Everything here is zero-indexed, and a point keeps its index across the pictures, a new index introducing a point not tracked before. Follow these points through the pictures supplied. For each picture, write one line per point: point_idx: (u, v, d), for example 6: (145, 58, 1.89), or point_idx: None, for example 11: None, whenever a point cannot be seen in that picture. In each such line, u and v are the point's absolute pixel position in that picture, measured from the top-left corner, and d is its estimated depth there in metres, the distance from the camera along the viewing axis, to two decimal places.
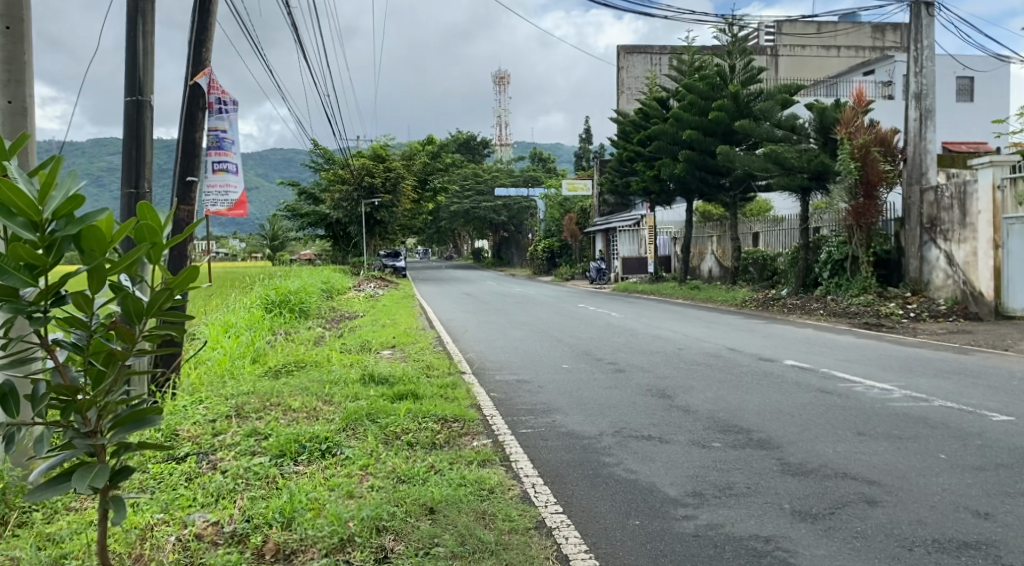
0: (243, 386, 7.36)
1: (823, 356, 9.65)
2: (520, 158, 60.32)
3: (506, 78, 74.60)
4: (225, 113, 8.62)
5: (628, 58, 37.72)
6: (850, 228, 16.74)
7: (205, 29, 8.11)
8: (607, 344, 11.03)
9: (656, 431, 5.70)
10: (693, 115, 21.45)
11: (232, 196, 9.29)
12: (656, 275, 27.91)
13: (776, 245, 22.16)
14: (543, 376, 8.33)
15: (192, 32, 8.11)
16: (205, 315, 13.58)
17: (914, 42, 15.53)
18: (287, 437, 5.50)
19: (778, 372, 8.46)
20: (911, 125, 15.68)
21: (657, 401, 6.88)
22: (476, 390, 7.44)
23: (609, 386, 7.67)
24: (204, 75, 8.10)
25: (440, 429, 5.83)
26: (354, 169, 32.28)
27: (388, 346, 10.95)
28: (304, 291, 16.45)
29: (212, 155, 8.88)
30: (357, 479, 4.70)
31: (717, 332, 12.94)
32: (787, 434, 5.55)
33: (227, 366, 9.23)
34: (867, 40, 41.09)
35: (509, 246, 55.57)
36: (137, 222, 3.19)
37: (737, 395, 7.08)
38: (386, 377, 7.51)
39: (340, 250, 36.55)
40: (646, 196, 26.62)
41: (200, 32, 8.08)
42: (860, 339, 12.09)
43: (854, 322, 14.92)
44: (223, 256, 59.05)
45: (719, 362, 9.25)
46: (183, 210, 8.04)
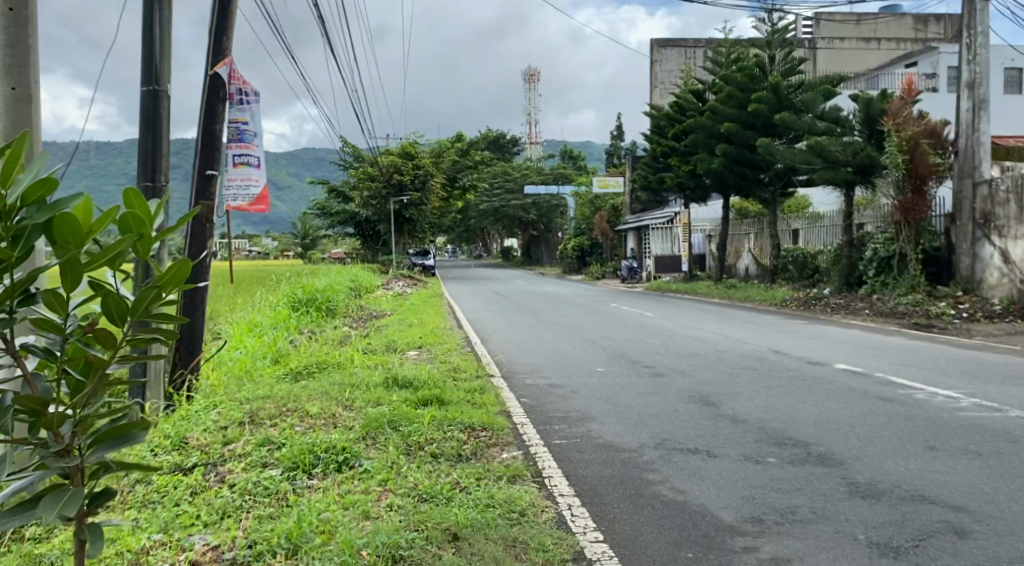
0: (261, 390, 6.95)
1: (876, 360, 9.08)
2: (550, 156, 59.84)
3: (537, 77, 74.06)
4: (246, 105, 8.22)
5: (661, 52, 37.07)
6: (897, 224, 16.03)
7: (226, 17, 7.71)
8: (643, 346, 10.52)
9: (702, 444, 5.22)
10: (731, 107, 20.86)
11: (254, 193, 8.64)
12: (691, 274, 27.30)
13: (819, 243, 21.45)
14: (577, 380, 7.86)
15: (213, 20, 7.72)
16: (231, 313, 13.31)
17: (967, 28, 14.82)
18: (301, 446, 5.06)
19: (830, 377, 7.92)
20: (963, 116, 14.97)
21: (700, 409, 6.39)
22: (506, 395, 6.99)
23: (648, 392, 7.18)
24: (225, 65, 7.69)
25: (466, 439, 5.36)
26: (384, 167, 32.08)
27: (415, 347, 10.54)
28: (332, 289, 16.17)
29: (233, 149, 8.45)
30: (375, 497, 4.24)
31: (759, 333, 12.36)
32: (849, 448, 5.04)
33: (247, 367, 8.87)
34: (909, 32, 39.94)
35: (539, 245, 55.11)
36: (122, 209, 2.77)
37: (788, 403, 6.56)
38: (410, 381, 7.06)
39: (371, 248, 36.38)
40: (681, 192, 26.00)
41: (220, 20, 7.69)
42: (910, 341, 11.46)
43: (902, 323, 14.26)
44: (256, 255, 59.40)
45: (765, 365, 8.71)
46: (204, 206, 7.71)
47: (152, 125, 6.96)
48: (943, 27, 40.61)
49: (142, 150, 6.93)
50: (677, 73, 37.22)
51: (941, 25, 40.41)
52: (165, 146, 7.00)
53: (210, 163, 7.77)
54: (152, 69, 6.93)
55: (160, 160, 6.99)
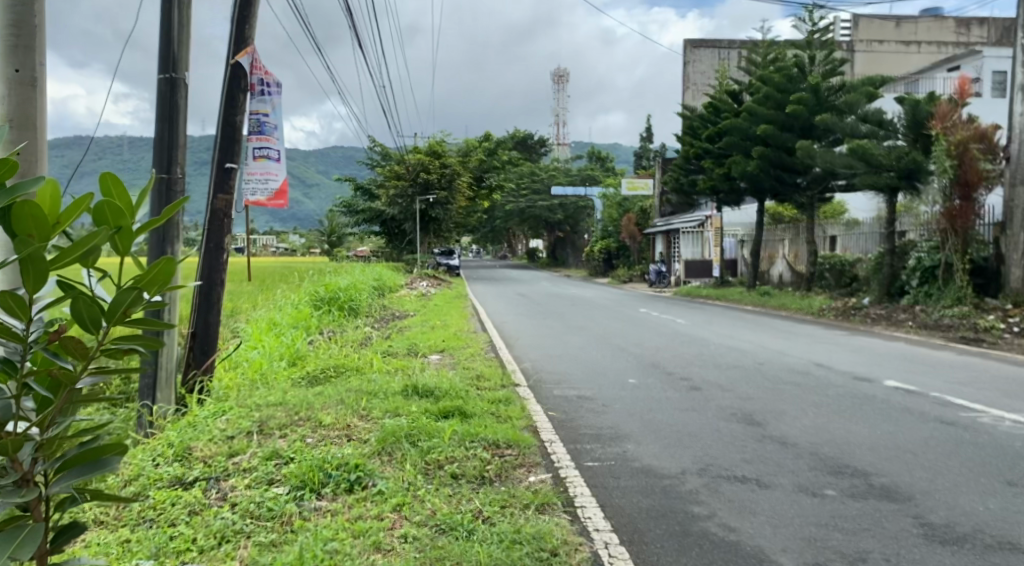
0: (273, 396, 6.55)
1: (928, 376, 8.52)
2: (578, 157, 59.26)
3: (566, 78, 73.45)
4: (267, 96, 7.84)
5: (694, 53, 36.39)
6: (943, 232, 15.26)
7: (249, 4, 7.32)
8: (677, 355, 10.02)
9: (751, 471, 4.74)
10: (769, 108, 20.23)
11: (273, 187, 8.17)
12: (722, 280, 26.70)
13: (858, 250, 20.76)
14: (608, 392, 7.39)
15: (235, 7, 7.32)
16: (251, 311, 12.98)
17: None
18: (310, 461, 4.64)
19: (882, 395, 7.36)
20: (1017, 120, 14.39)
21: (744, 429, 5.90)
22: (532, 407, 6.52)
23: (686, 407, 6.70)
24: (246, 54, 7.32)
25: (490, 459, 4.90)
26: (411, 165, 31.76)
27: (437, 350, 10.11)
28: (355, 288, 15.79)
29: (252, 141, 8.02)
30: (389, 526, 3.80)
31: (798, 344, 11.78)
32: (916, 480, 4.53)
33: (262, 369, 8.48)
34: (950, 36, 38.84)
35: (565, 247, 54.58)
36: (98, 198, 2.33)
37: (840, 424, 6.05)
38: (431, 389, 6.61)
39: (396, 247, 36.09)
40: (714, 195, 25.37)
41: (244, 6, 7.30)
42: (960, 356, 10.85)
43: (948, 336, 13.64)
44: (284, 251, 59.50)
45: (809, 381, 8.19)
46: (220, 200, 7.35)
47: (169, 114, 6.60)
48: (986, 30, 39.53)
49: (158, 141, 6.59)
50: (710, 75, 36.53)
51: (984, 29, 39.26)
52: (181, 137, 6.65)
53: (230, 156, 7.40)
54: (170, 56, 6.54)
55: (177, 152, 6.64)
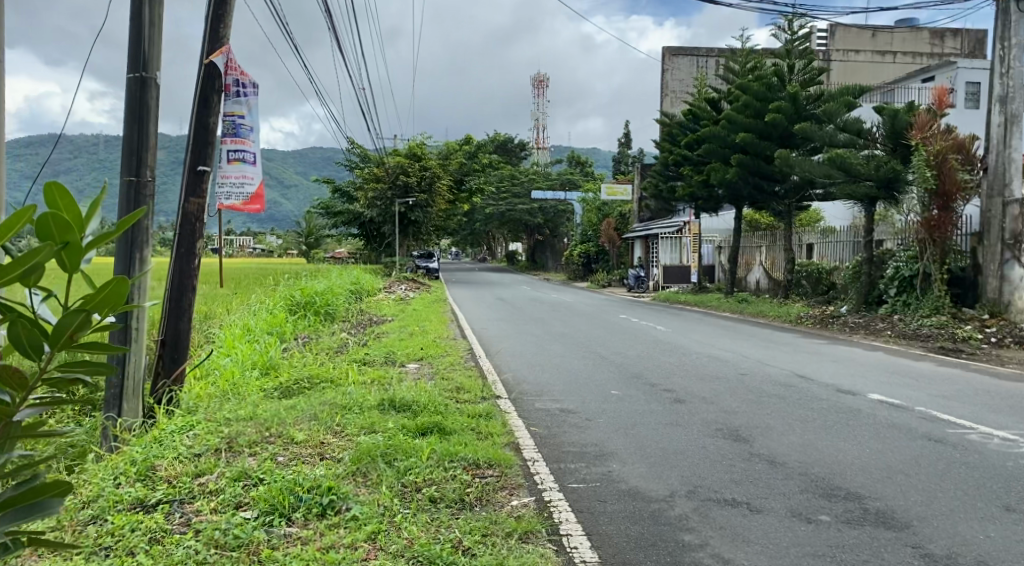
0: (241, 409, 6.29)
1: (912, 389, 8.42)
2: (558, 162, 59.18)
3: (546, 82, 73.39)
4: (243, 98, 7.46)
5: (673, 60, 36.42)
6: (922, 242, 15.35)
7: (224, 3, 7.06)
8: (659, 366, 9.84)
9: (741, 494, 4.56)
10: (747, 116, 20.12)
11: (249, 190, 7.77)
12: (700, 286, 26.67)
13: (835, 258, 20.79)
14: (591, 405, 7.20)
15: (210, 5, 7.06)
16: (223, 316, 12.64)
17: (1001, 40, 14.23)
18: (280, 483, 4.40)
19: (868, 410, 7.23)
20: (994, 131, 14.43)
21: (731, 446, 5.72)
22: (514, 422, 6.32)
23: (670, 422, 6.52)
24: (221, 54, 7.06)
25: (470, 481, 4.68)
26: (390, 168, 31.46)
27: (416, 359, 9.86)
28: (331, 292, 15.48)
29: (227, 144, 7.63)
30: (363, 557, 3.59)
31: (779, 354, 11.66)
32: (911, 505, 4.38)
33: (233, 379, 8.19)
34: (925, 47, 39.14)
35: (544, 251, 54.42)
36: (44, 211, 2.09)
37: (828, 441, 5.88)
38: (408, 403, 6.38)
39: (374, 250, 35.76)
40: (693, 202, 25.34)
41: (218, 5, 7.04)
42: (940, 367, 10.78)
43: (927, 346, 13.60)
44: (260, 252, 58.83)
45: (793, 393, 8.04)
46: (191, 204, 7.08)
47: (137, 114, 6.32)
48: (959, 42, 39.95)
49: (127, 143, 6.32)
50: (689, 82, 36.57)
51: (958, 41, 39.64)
52: (151, 139, 6.37)
53: (202, 158, 7.11)
54: (140, 54, 6.26)
55: (147, 155, 6.37)
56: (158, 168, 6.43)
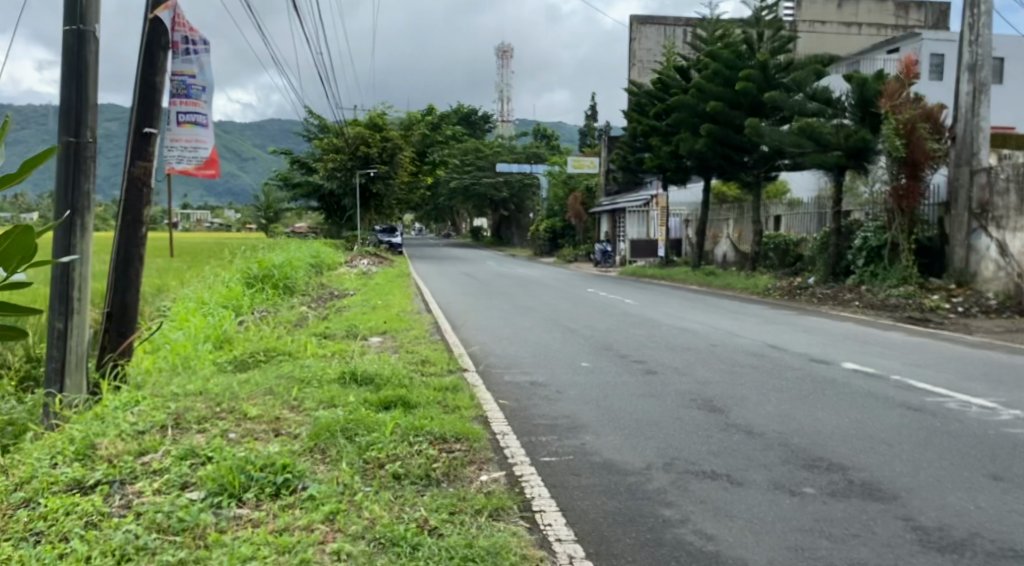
0: (190, 384, 5.95)
1: (885, 358, 8.31)
2: (522, 135, 58.70)
3: (510, 53, 72.66)
4: (194, 56, 6.80)
5: (640, 30, 36.06)
6: (890, 212, 15.32)
7: None
8: (628, 337, 9.65)
9: (720, 466, 4.36)
10: (717, 85, 19.93)
11: (204, 155, 6.95)
12: (667, 260, 26.56)
13: (802, 230, 20.76)
14: (561, 376, 6.97)
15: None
16: (176, 290, 12.18)
17: (970, 7, 14.17)
18: (229, 461, 4.10)
19: (842, 379, 7.09)
20: (962, 99, 14.30)
21: (707, 416, 5.52)
22: (481, 395, 6.06)
23: (643, 393, 6.30)
24: (166, 8, 6.59)
25: (437, 456, 4.42)
26: (350, 138, 30.81)
27: (379, 333, 9.54)
28: (291, 265, 15.07)
29: (177, 105, 6.86)
30: (320, 539, 3.32)
31: (748, 325, 11.53)
32: (897, 476, 4.21)
33: (186, 353, 7.84)
34: (889, 20, 39.27)
35: (510, 225, 54.15)
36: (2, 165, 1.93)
37: (805, 410, 5.71)
38: (370, 376, 6.08)
39: (335, 223, 35.09)
40: (661, 174, 25.14)
41: None
42: (908, 336, 10.73)
43: (895, 315, 13.56)
44: (219, 226, 57.64)
45: (766, 363, 7.88)
46: (139, 167, 6.65)
47: (75, 69, 5.87)
48: (923, 15, 40.13)
49: (64, 101, 5.88)
50: (656, 53, 36.28)
51: (921, 13, 39.79)
52: (91, 97, 5.94)
53: (149, 120, 6.67)
54: (77, 5, 5.83)
55: (86, 113, 5.94)
56: (99, 129, 6.01)
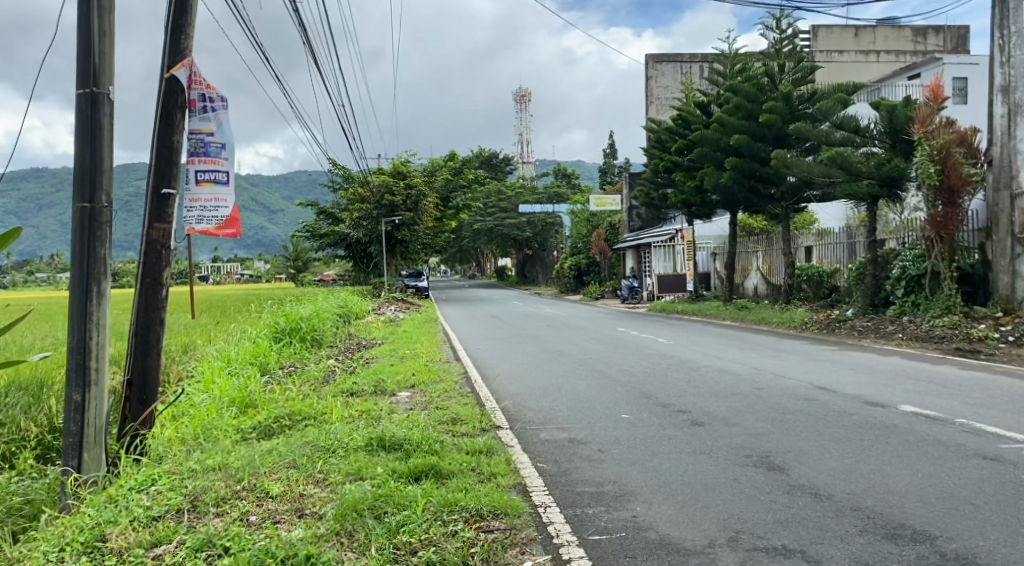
0: (209, 457, 5.57)
1: (944, 398, 7.80)
2: (543, 175, 58.66)
3: (528, 96, 73.14)
4: (212, 112, 6.56)
5: (657, 67, 36.00)
6: (929, 240, 14.76)
7: (185, 11, 6.36)
8: (667, 383, 9.18)
9: (791, 540, 3.94)
10: (739, 119, 19.63)
11: (225, 213, 6.71)
12: (696, 294, 26.05)
13: (834, 260, 20.23)
14: (602, 431, 6.56)
15: (169, 15, 6.37)
16: (199, 348, 11.89)
17: (1000, 28, 13.81)
18: (248, 553, 3.73)
19: (905, 424, 6.58)
20: (997, 122, 13.96)
21: (766, 476, 5.07)
22: (519, 457, 5.64)
23: (692, 450, 5.85)
24: (182, 66, 6.35)
25: (475, 539, 4.05)
26: (374, 187, 30.85)
27: (407, 388, 9.14)
28: (317, 317, 14.79)
29: (195, 163, 6.62)
30: None
31: (790, 364, 11.01)
32: (994, 547, 3.76)
33: (207, 420, 7.49)
34: (909, 44, 38.90)
35: (535, 265, 53.85)
36: None
37: (873, 465, 5.23)
38: (401, 441, 5.66)
39: (362, 271, 34.98)
40: (686, 208, 24.77)
41: (179, 14, 6.34)
42: (962, 371, 10.16)
43: (943, 347, 13.01)
44: (247, 277, 57.88)
45: (818, 408, 7.41)
46: (155, 229, 6.34)
47: (89, 132, 5.62)
48: (943, 39, 39.77)
49: (78, 166, 5.61)
50: (674, 89, 36.14)
51: (941, 37, 39.36)
52: (106, 160, 5.67)
53: (166, 180, 6.39)
54: (90, 68, 5.59)
55: (101, 177, 5.67)
56: (115, 192, 5.74)
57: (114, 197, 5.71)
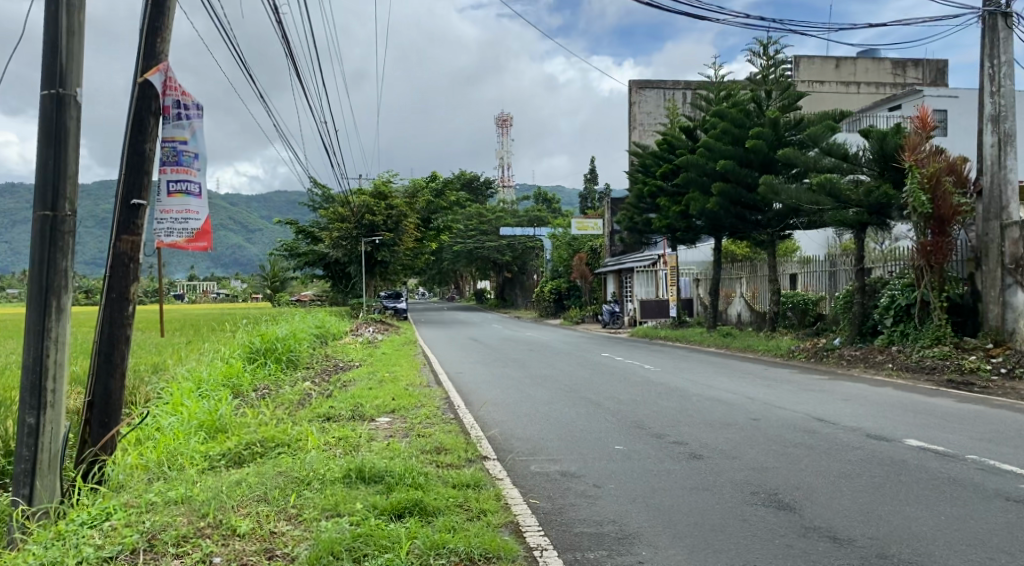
0: (172, 488, 5.10)
1: (950, 433, 7.49)
2: (524, 199, 58.41)
3: (509, 120, 73.21)
4: (186, 121, 6.17)
5: (640, 93, 35.99)
6: (919, 268, 14.58)
7: (162, 13, 5.97)
8: (659, 412, 8.80)
9: None
10: (726, 144, 19.42)
11: (195, 226, 6.21)
12: (679, 320, 25.74)
13: (819, 288, 20.04)
14: (596, 463, 6.17)
15: (144, 17, 5.98)
16: (169, 369, 11.35)
17: (990, 58, 13.73)
18: None
19: (914, 461, 6.26)
20: (987, 152, 13.84)
21: (779, 517, 4.70)
22: (510, 492, 5.23)
23: (695, 486, 5.47)
24: (157, 71, 5.95)
25: None
26: (355, 207, 30.43)
27: (387, 413, 8.68)
28: (293, 337, 14.29)
29: (167, 173, 6.16)
30: None
31: (782, 393, 10.67)
32: None
33: (172, 446, 6.99)
34: (888, 77, 39.30)
35: (514, 287, 53.56)
36: None
37: (891, 506, 4.89)
38: (383, 473, 5.22)
39: (340, 292, 34.41)
40: (671, 233, 24.54)
41: (155, 16, 5.95)
42: (959, 403, 9.88)
43: (934, 380, 12.74)
44: (223, 297, 57.04)
45: (821, 442, 7.06)
46: (125, 241, 5.90)
47: (53, 136, 5.18)
48: (921, 72, 40.21)
49: (40, 172, 5.16)
50: (656, 114, 36.11)
51: (921, 69, 39.78)
52: (70, 166, 5.23)
53: (137, 190, 5.96)
54: (55, 68, 5.15)
55: (66, 183, 5.22)
56: (80, 201, 5.30)
57: (79, 205, 5.27)
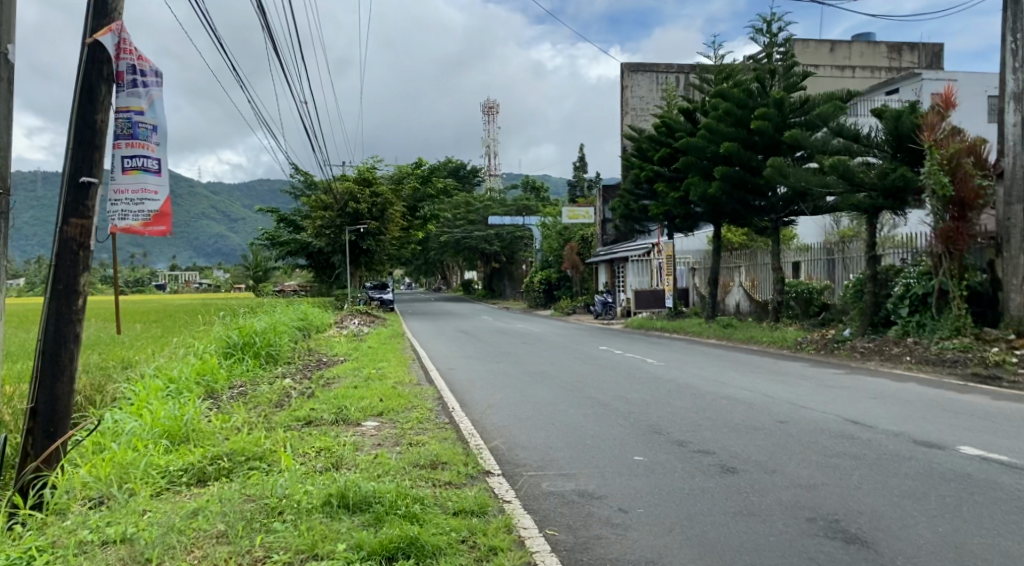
0: (112, 524, 4.18)
1: (1004, 437, 6.69)
2: (512, 187, 57.40)
3: (495, 109, 72.20)
4: (143, 89, 5.19)
5: (631, 78, 35.09)
6: (937, 255, 13.74)
7: None
8: (674, 415, 7.96)
9: None
10: (728, 125, 18.51)
11: (153, 209, 5.21)
12: (675, 310, 24.95)
13: (823, 277, 19.23)
14: (618, 480, 5.32)
15: None
16: (137, 364, 10.41)
17: (1012, 31, 12.84)
18: None
19: (981, 474, 5.46)
20: (1009, 131, 13.02)
21: (852, 555, 3.92)
22: (526, 524, 4.34)
23: (739, 510, 4.63)
24: (108, 31, 4.99)
25: None
26: (338, 194, 29.35)
27: (374, 417, 7.79)
28: (274, 331, 13.34)
29: (121, 148, 5.16)
30: None
31: (801, 390, 9.85)
32: None
33: (128, 458, 6.06)
34: (882, 61, 38.50)
35: (502, 278, 52.64)
36: None
37: (982, 538, 4.10)
38: (370, 500, 4.34)
39: (324, 281, 33.59)
40: (667, 221, 23.68)
41: None
42: (993, 400, 9.09)
43: (959, 374, 11.93)
44: (208, 287, 55.93)
45: (866, 450, 6.25)
46: (72, 226, 4.94)
47: None
48: (917, 57, 39.40)
49: None
50: (648, 99, 35.18)
51: (915, 54, 38.96)
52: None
53: (87, 167, 5.01)
54: None
55: None
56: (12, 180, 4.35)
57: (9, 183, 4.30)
